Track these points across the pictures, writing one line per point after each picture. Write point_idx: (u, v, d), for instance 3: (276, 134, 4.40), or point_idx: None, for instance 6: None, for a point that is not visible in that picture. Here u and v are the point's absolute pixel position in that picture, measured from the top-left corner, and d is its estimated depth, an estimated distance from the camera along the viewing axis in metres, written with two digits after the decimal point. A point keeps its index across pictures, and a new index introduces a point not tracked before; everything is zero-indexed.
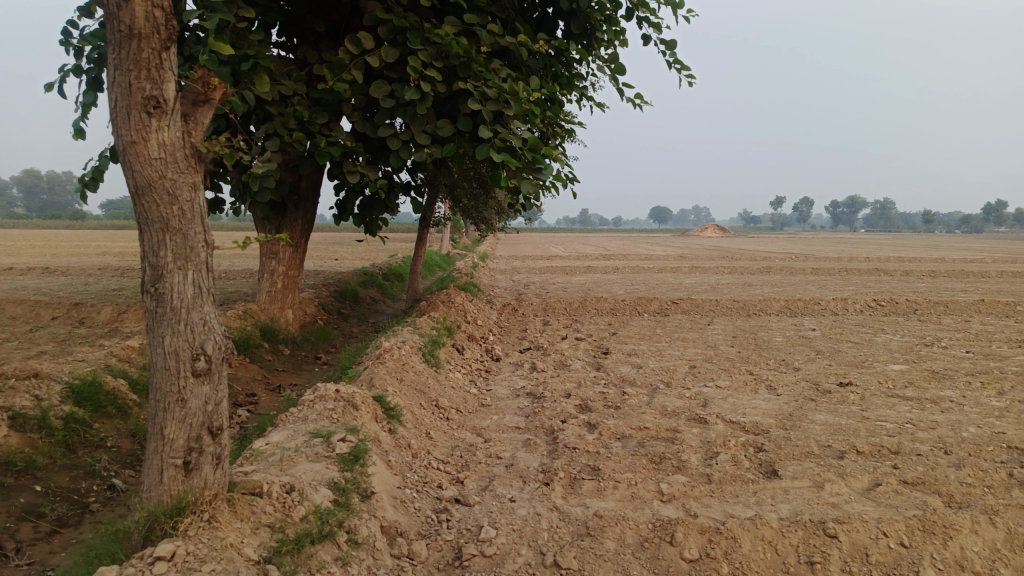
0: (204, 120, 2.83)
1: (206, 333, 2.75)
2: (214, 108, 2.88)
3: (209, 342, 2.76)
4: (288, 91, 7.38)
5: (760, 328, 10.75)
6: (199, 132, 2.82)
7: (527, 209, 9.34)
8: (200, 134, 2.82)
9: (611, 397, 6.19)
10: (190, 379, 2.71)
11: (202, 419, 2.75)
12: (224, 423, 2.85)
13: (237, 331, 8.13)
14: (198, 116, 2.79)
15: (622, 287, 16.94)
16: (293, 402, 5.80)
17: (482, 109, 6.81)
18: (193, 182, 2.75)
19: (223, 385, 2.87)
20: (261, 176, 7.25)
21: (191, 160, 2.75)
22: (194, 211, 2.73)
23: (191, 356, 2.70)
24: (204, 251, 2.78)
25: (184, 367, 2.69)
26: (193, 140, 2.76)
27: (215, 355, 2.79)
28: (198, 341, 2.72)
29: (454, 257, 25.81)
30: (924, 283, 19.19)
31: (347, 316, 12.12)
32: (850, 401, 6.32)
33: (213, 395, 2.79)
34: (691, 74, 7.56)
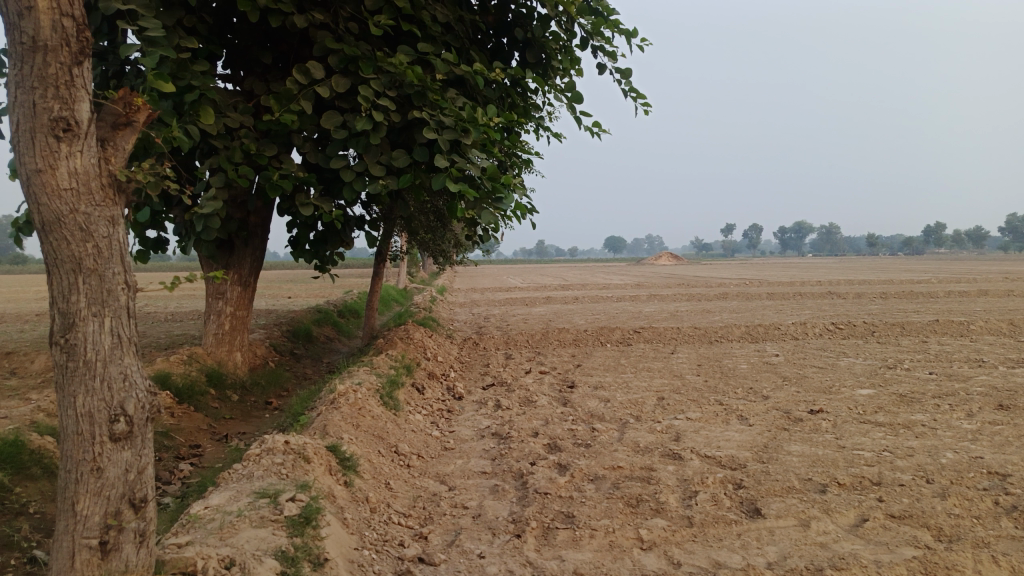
0: (126, 146, 2.54)
1: (127, 389, 2.42)
2: (137, 132, 2.58)
3: (130, 401, 2.43)
4: (233, 123, 7.04)
5: (723, 355, 10.64)
6: (119, 159, 2.53)
7: (485, 240, 9.13)
8: (121, 161, 2.52)
9: (581, 435, 5.91)
10: (107, 444, 2.38)
11: (121, 490, 2.42)
12: (149, 494, 2.52)
13: (181, 378, 7.64)
14: (118, 140, 2.52)
15: (583, 317, 16.78)
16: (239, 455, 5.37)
17: (438, 138, 6.59)
18: (112, 216, 2.44)
19: (148, 449, 2.54)
20: (205, 214, 6.87)
21: (109, 191, 2.44)
22: (113, 249, 2.41)
23: (108, 417, 2.38)
24: (124, 294, 2.45)
25: (100, 431, 2.37)
26: (111, 168, 2.46)
27: (137, 415, 2.46)
28: (116, 400, 2.40)
29: (411, 291, 25.39)
30: (876, 306, 19.52)
31: (300, 357, 11.64)
32: (824, 429, 6.15)
33: (136, 461, 2.47)
34: (648, 102, 7.49)
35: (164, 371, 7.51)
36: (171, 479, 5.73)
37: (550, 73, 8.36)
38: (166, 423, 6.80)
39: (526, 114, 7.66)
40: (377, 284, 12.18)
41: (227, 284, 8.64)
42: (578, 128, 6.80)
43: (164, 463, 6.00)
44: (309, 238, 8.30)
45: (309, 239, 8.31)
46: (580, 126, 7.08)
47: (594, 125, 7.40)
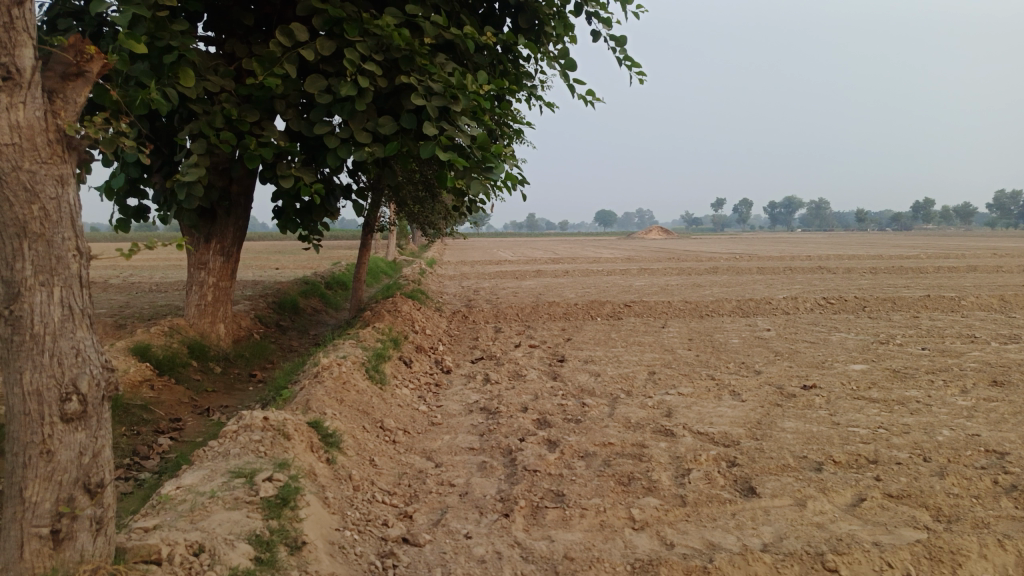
0: (79, 97, 2.32)
1: (80, 365, 2.26)
2: (90, 83, 2.36)
3: (84, 378, 2.27)
4: (214, 87, 6.75)
5: (715, 329, 10.53)
6: (71, 112, 2.31)
7: (475, 212, 8.93)
8: (74, 115, 2.31)
9: (571, 410, 5.78)
10: (59, 425, 2.23)
11: (75, 475, 2.27)
12: (107, 480, 2.37)
13: (161, 350, 7.45)
14: (69, 91, 2.29)
15: (573, 290, 16.64)
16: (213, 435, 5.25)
17: (426, 104, 6.35)
18: (62, 174, 2.25)
19: (107, 431, 2.39)
20: (186, 182, 6.60)
21: (58, 147, 2.24)
22: (62, 212, 2.23)
23: (59, 396, 2.22)
24: (77, 261, 2.27)
25: (51, 411, 2.22)
26: (60, 121, 2.25)
27: (92, 394, 2.30)
28: (69, 376, 2.24)
29: (400, 264, 25.15)
30: (866, 281, 19.49)
31: (286, 328, 11.45)
32: (817, 405, 6.05)
33: (91, 444, 2.32)
34: (643, 71, 7.26)
35: (144, 343, 7.32)
36: (149, 453, 5.57)
37: (543, 39, 8.10)
38: (145, 396, 6.62)
39: (518, 81, 7.42)
40: (364, 255, 11.97)
41: (210, 254, 8.41)
42: (571, 96, 6.57)
43: (143, 437, 5.84)
44: (294, 208, 8.06)
45: (294, 209, 8.07)
46: (573, 95, 6.85)
47: (588, 94, 7.17)
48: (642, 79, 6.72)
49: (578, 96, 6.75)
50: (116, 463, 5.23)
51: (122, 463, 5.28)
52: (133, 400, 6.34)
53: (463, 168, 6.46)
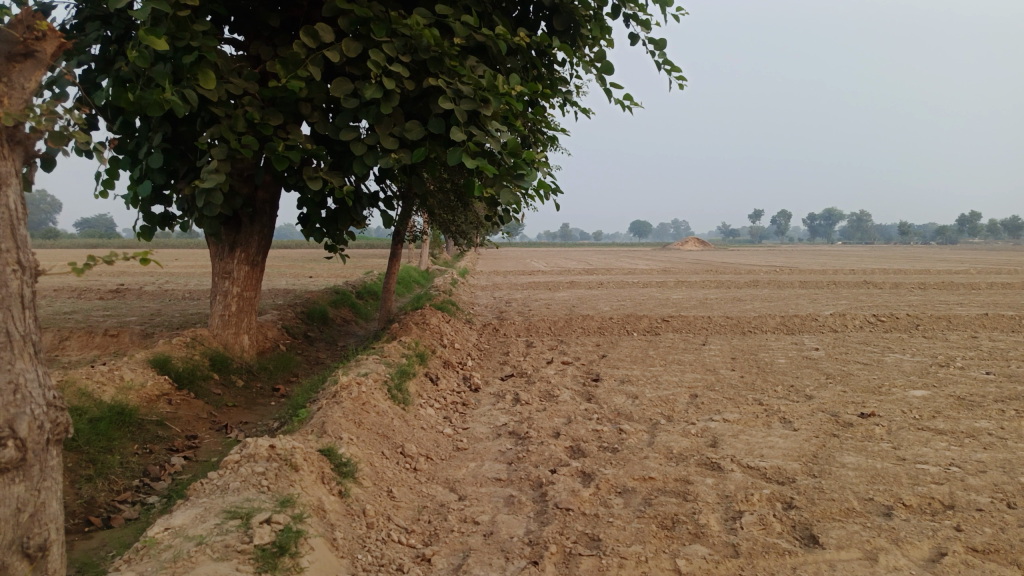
0: (22, 81, 2.49)
1: (18, 404, 2.40)
2: (36, 67, 2.53)
3: (22, 421, 2.40)
4: (236, 90, 6.48)
5: (759, 348, 9.96)
6: (15, 96, 2.46)
7: (507, 222, 8.57)
8: (18, 100, 2.47)
9: (607, 437, 5.34)
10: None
11: (14, 522, 2.40)
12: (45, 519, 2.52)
13: (181, 363, 7.20)
14: (11, 75, 2.46)
15: (608, 303, 16.17)
16: (211, 467, 5.09)
17: (455, 108, 6.01)
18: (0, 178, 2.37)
19: (47, 472, 2.53)
20: (206, 188, 6.31)
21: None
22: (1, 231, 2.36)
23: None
24: (16, 280, 2.41)
25: None
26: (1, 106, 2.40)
27: (31, 436, 2.43)
28: (7, 419, 2.36)
29: (433, 274, 24.90)
30: (916, 297, 18.63)
31: (314, 340, 11.20)
32: (878, 437, 5.52)
33: (31, 499, 2.46)
34: (684, 76, 6.84)
35: (164, 355, 7.07)
36: (160, 474, 5.27)
37: (578, 43, 7.75)
38: (162, 410, 6.36)
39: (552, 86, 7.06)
40: (393, 266, 11.68)
41: (234, 263, 8.13)
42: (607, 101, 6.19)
43: (156, 456, 5.56)
44: (320, 216, 7.77)
45: (320, 217, 7.78)
46: (610, 100, 6.46)
47: (626, 98, 6.78)
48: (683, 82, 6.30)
49: (616, 99, 6.34)
50: (124, 484, 4.95)
51: (130, 484, 5.00)
52: (149, 416, 6.08)
53: (493, 175, 6.08)
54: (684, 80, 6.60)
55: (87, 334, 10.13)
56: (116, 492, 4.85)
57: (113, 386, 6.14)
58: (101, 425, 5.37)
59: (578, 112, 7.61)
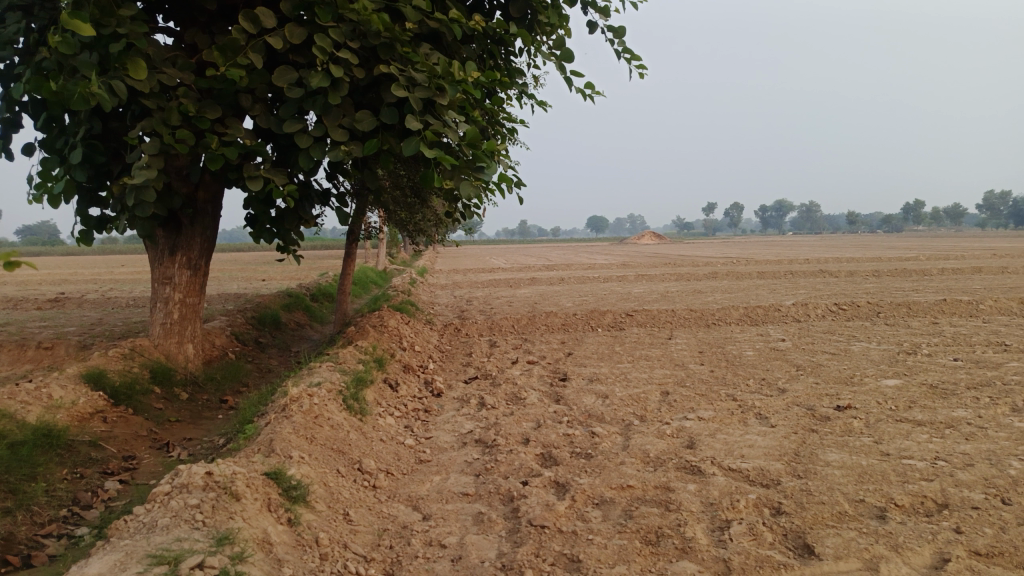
0: None
1: None
2: None
3: None
4: (169, 80, 5.96)
5: (726, 340, 9.78)
6: None
7: (466, 219, 8.20)
8: None
9: (580, 442, 5.03)
10: None
11: None
12: None
13: (117, 376, 6.67)
14: None
15: (570, 299, 15.92)
16: (148, 493, 4.61)
17: (409, 96, 5.61)
18: None
19: None
20: (136, 186, 5.80)
21: None
22: None
23: None
24: None
25: None
26: None
27: None
28: None
29: (390, 273, 24.34)
30: (873, 284, 18.83)
31: (266, 346, 10.67)
32: (858, 431, 5.33)
33: None
34: (646, 64, 6.58)
35: (98, 369, 6.53)
36: (92, 501, 4.78)
37: (536, 30, 7.43)
38: (96, 430, 5.83)
39: (510, 74, 6.72)
40: (348, 266, 11.20)
41: (175, 268, 7.65)
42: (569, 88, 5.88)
43: (87, 481, 5.04)
44: (267, 215, 7.28)
45: (267, 217, 7.29)
46: (571, 88, 6.15)
47: (587, 86, 6.48)
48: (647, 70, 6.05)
49: (579, 87, 6.04)
50: (49, 516, 4.44)
51: (56, 515, 4.50)
52: (81, 436, 5.56)
53: (451, 167, 5.71)
54: (646, 68, 6.35)
55: (17, 347, 9.43)
56: (40, 525, 4.35)
57: (40, 406, 5.60)
58: (24, 450, 4.85)
59: (535, 104, 7.29)
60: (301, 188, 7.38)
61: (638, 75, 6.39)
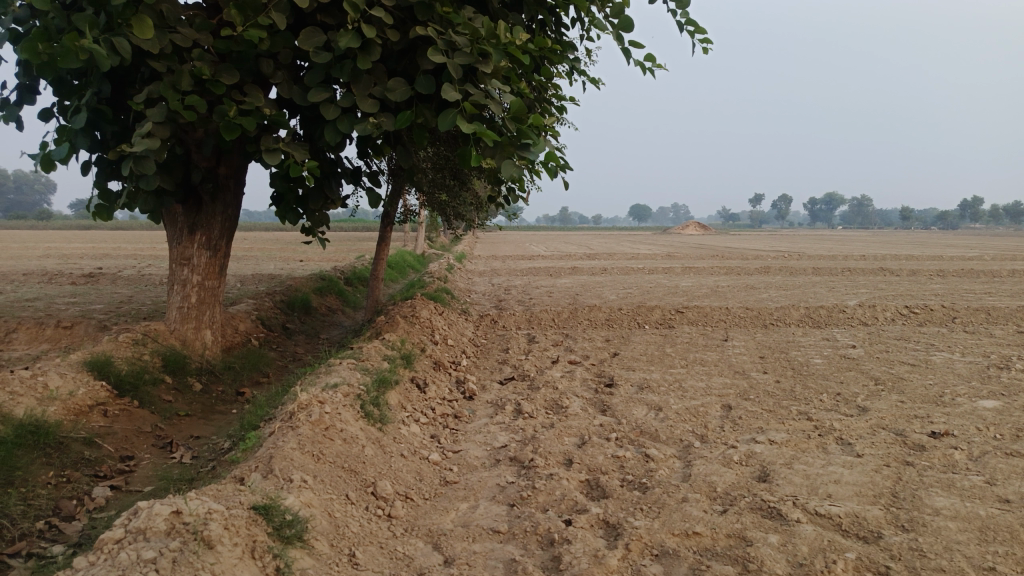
0: None
1: None
2: None
3: None
4: (182, 40, 5.35)
5: (788, 344, 8.89)
6: None
7: (507, 204, 7.47)
8: None
9: (632, 467, 4.31)
10: None
11: None
12: None
13: (125, 365, 6.16)
14: None
15: (614, 291, 15.11)
16: (119, 518, 3.97)
17: (447, 62, 4.86)
18: None
19: None
20: (139, 157, 5.28)
21: None
22: None
23: None
24: None
25: None
26: None
27: None
28: None
29: (428, 258, 23.82)
30: (940, 284, 17.58)
31: (293, 332, 10.14)
32: (964, 467, 4.47)
33: None
34: (712, 37, 5.74)
35: (104, 356, 6.03)
36: (76, 511, 4.23)
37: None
38: (94, 426, 5.30)
39: (561, 45, 5.94)
40: (381, 251, 10.57)
41: (194, 248, 7.12)
42: (629, 60, 5.07)
43: (75, 487, 4.49)
44: (293, 194, 6.64)
45: (292, 195, 6.66)
46: (629, 60, 5.34)
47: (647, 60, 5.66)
48: (716, 42, 5.23)
49: (639, 58, 5.23)
50: (21, 530, 3.88)
51: (32, 528, 3.95)
52: (74, 434, 5.02)
53: (491, 145, 4.96)
54: (711, 41, 5.51)
55: (37, 325, 9.02)
56: (8, 541, 3.81)
57: (32, 398, 5.08)
58: (2, 451, 4.31)
59: (586, 81, 6.52)
60: (330, 165, 6.74)
61: (703, 50, 5.56)
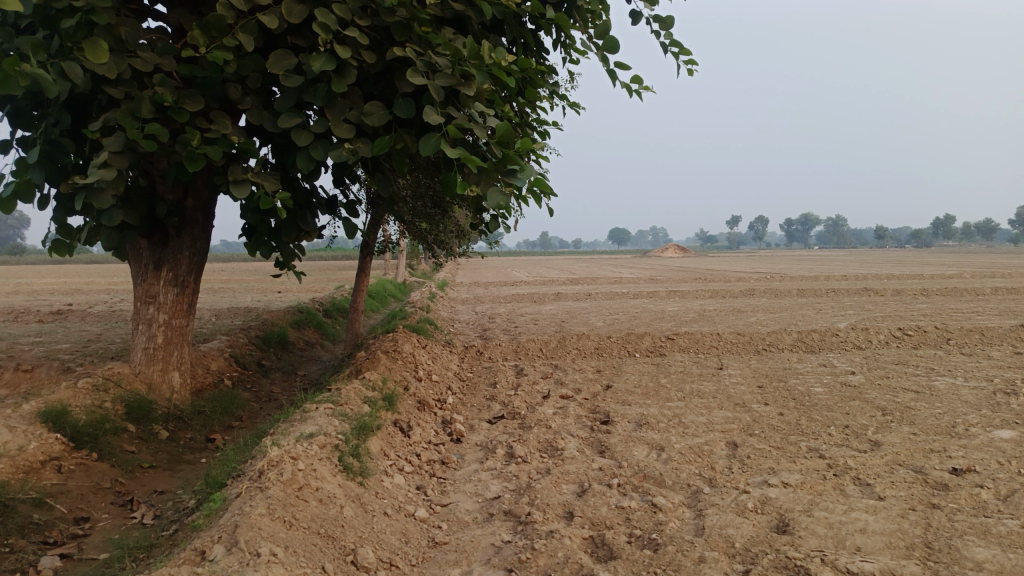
0: None
1: None
2: None
3: None
4: (142, 65, 4.99)
5: (785, 371, 8.59)
6: None
7: (490, 233, 7.12)
8: None
9: (640, 520, 3.93)
10: None
11: None
12: None
13: (82, 415, 5.68)
14: None
15: (600, 317, 14.78)
16: None
17: (428, 83, 4.52)
18: None
19: None
20: (94, 189, 4.89)
21: None
22: None
23: None
24: None
25: None
26: None
27: None
28: None
29: (409, 286, 23.44)
30: (926, 304, 17.49)
31: (269, 369, 9.67)
32: (995, 509, 4.14)
33: None
34: (698, 60, 5.45)
35: (60, 406, 5.56)
36: None
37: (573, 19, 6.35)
38: (45, 484, 4.81)
39: (546, 68, 5.66)
40: (361, 282, 10.17)
41: (160, 285, 6.69)
42: (617, 82, 4.76)
43: (19, 558, 4.01)
44: (264, 226, 6.26)
45: (264, 228, 6.28)
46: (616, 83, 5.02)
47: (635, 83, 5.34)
48: (705, 63, 4.94)
49: (626, 81, 4.91)
50: None
51: None
52: (20, 496, 4.53)
53: (477, 172, 4.59)
54: (697, 63, 5.21)
55: None
56: None
57: None
58: None
59: (568, 106, 6.22)
60: (305, 194, 6.38)
61: (689, 73, 5.26)
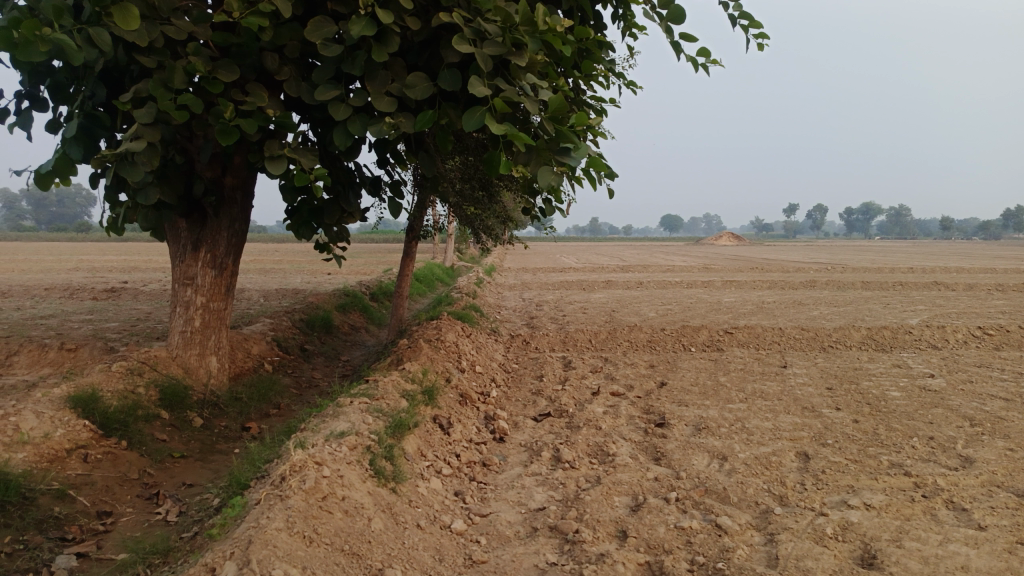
0: None
1: None
2: None
3: None
4: (175, 32, 4.70)
5: (856, 372, 7.94)
6: None
7: (540, 218, 6.66)
8: None
9: (703, 545, 3.47)
10: None
11: None
12: None
13: (114, 400, 5.49)
14: None
15: (651, 307, 14.20)
16: None
17: (474, 52, 4.07)
18: None
19: None
20: (125, 163, 4.62)
21: None
22: None
23: None
24: None
25: None
26: None
27: None
28: None
29: (457, 271, 23.18)
30: (1004, 301, 16.37)
31: (312, 354, 9.45)
32: None
33: None
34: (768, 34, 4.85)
35: (91, 391, 5.38)
36: None
37: None
38: (69, 474, 4.61)
39: (603, 39, 5.14)
40: (407, 267, 9.86)
41: (198, 267, 6.45)
42: (679, 58, 4.23)
43: (35, 554, 3.80)
44: (304, 206, 5.93)
45: (304, 208, 5.96)
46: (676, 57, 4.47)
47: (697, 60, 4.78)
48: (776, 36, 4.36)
49: (689, 55, 4.37)
50: None
51: None
52: (42, 487, 4.33)
53: (526, 149, 4.12)
54: (767, 36, 4.61)
55: (40, 347, 8.44)
56: None
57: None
58: None
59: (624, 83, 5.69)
60: (348, 173, 6.03)
61: (757, 47, 4.67)
